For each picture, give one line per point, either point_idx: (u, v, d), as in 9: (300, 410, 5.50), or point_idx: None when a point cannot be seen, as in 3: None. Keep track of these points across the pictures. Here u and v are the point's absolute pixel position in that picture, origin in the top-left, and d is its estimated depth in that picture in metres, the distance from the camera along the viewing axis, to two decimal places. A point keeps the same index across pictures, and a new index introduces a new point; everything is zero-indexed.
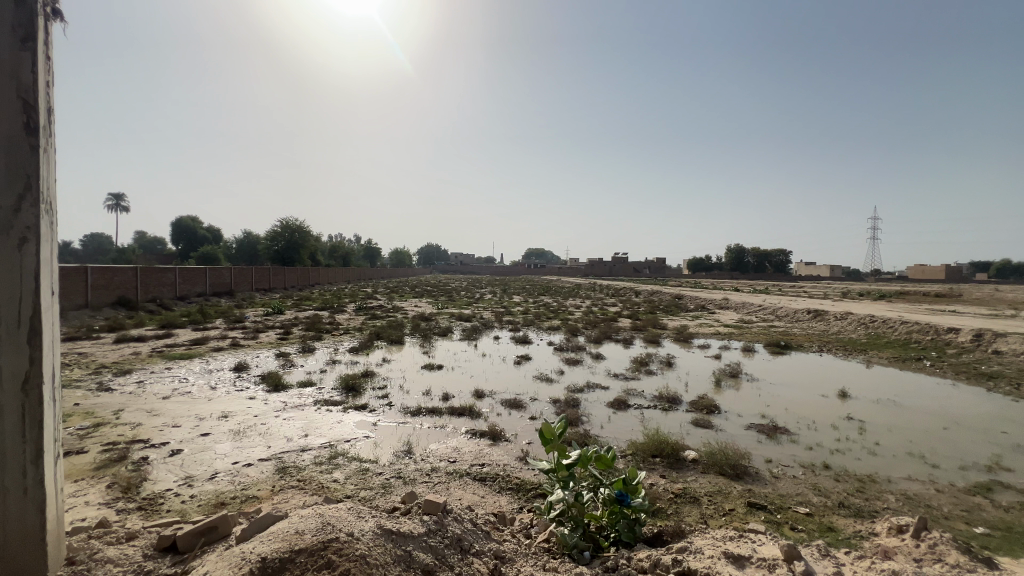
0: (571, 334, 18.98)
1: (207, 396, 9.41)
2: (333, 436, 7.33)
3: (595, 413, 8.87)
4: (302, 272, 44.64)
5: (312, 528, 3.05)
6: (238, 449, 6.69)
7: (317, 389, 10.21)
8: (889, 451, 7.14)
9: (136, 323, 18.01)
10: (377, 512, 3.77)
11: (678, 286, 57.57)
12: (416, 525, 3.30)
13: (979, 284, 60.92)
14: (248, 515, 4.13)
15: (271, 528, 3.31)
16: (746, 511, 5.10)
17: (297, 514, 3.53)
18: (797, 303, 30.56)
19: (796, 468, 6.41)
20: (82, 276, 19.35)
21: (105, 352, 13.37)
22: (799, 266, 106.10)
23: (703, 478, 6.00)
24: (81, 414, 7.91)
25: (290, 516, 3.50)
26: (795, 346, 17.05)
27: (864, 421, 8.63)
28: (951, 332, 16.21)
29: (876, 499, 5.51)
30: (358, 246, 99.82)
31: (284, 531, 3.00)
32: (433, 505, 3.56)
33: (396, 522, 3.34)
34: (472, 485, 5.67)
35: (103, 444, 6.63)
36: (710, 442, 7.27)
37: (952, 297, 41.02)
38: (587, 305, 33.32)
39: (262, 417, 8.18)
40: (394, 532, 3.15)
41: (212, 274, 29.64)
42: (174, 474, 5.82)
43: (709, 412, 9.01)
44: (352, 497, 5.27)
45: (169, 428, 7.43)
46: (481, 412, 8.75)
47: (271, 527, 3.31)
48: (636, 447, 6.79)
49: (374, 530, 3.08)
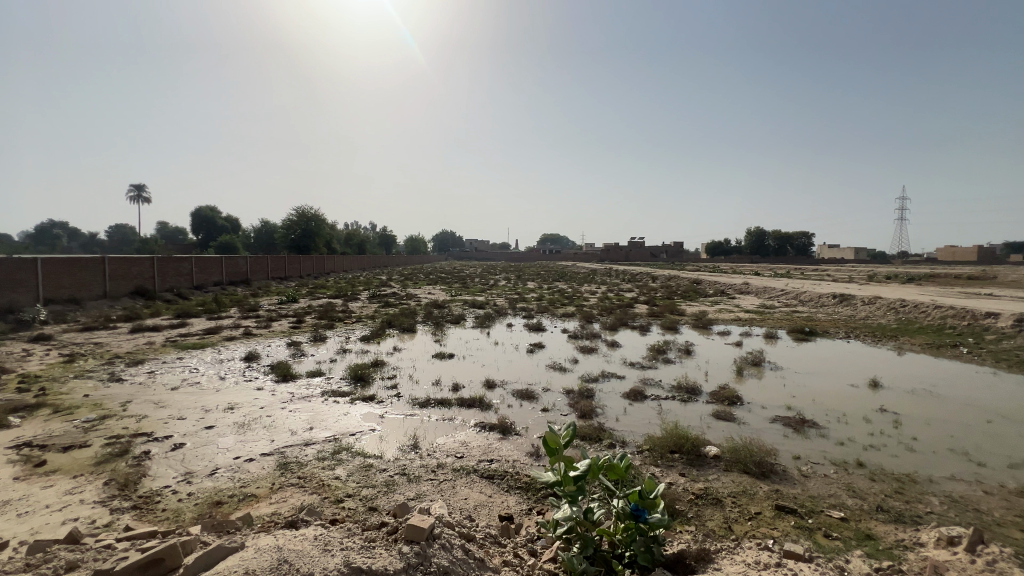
0: (586, 321, 18.56)
1: (216, 387, 9.33)
2: (338, 429, 7.12)
3: (610, 405, 8.50)
4: (317, 260, 44.96)
5: (264, 567, 2.92)
6: (240, 443, 6.52)
7: (325, 379, 10.03)
8: (929, 448, 6.62)
9: (153, 312, 18.20)
10: (357, 538, 3.53)
11: (694, 270, 56.45)
12: (391, 560, 3.06)
13: (1015, 266, 58.31)
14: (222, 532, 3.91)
15: (223, 561, 3.20)
16: (774, 515, 4.71)
17: (258, 548, 3.27)
18: (820, 287, 29.67)
19: (827, 466, 5.96)
20: (100, 267, 19.57)
21: (120, 342, 13.46)
22: (822, 249, 103.07)
23: (726, 477, 5.60)
24: (89, 406, 7.88)
25: (247, 547, 3.34)
26: (820, 332, 16.37)
27: (900, 414, 8.07)
28: (990, 317, 15.28)
29: (917, 503, 5.06)
30: (373, 234, 100.40)
31: (234, 571, 2.87)
32: (416, 533, 3.29)
33: (368, 555, 3.11)
34: (479, 484, 5.39)
35: (107, 437, 6.53)
36: (733, 436, 6.84)
37: (988, 279, 39.21)
38: (602, 290, 32.64)
39: (268, 409, 8.03)
40: (362, 570, 2.96)
41: (228, 263, 29.84)
42: (175, 470, 5.66)
43: (730, 404, 8.56)
44: (352, 496, 5.02)
45: (174, 420, 7.32)
46: (491, 403, 8.47)
47: (223, 560, 3.20)
48: (653, 441, 6.42)
49: (339, 570, 2.92)
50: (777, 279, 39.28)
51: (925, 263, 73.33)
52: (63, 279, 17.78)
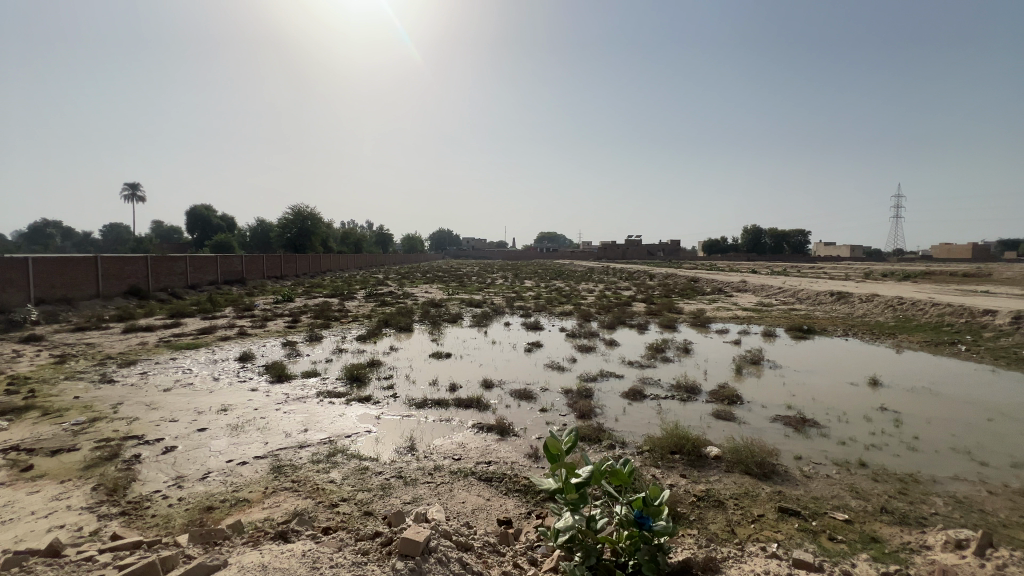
0: (584, 320, 18.48)
1: (209, 388, 9.20)
2: (334, 431, 7.01)
3: (609, 404, 8.41)
4: (313, 259, 44.74)
5: None
6: (233, 445, 6.40)
7: (321, 379, 9.91)
8: (931, 447, 6.56)
9: (147, 312, 18.01)
10: (351, 552, 3.41)
11: (691, 268, 56.49)
12: None
13: (1009, 263, 58.59)
14: (210, 541, 3.77)
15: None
16: (777, 518, 4.63)
17: (244, 566, 3.15)
18: (818, 284, 29.68)
19: (829, 466, 5.89)
20: (93, 266, 19.35)
21: (112, 342, 13.28)
22: (818, 247, 103.39)
23: (728, 478, 5.53)
24: (79, 408, 7.73)
25: (235, 563, 3.21)
26: (818, 330, 16.35)
27: (901, 412, 8.02)
28: (988, 314, 15.28)
29: (921, 504, 4.99)
30: (370, 232, 100.25)
31: None
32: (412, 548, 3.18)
33: None
34: (477, 487, 5.30)
35: (97, 440, 6.39)
36: (734, 437, 6.76)
37: (983, 277, 39.39)
38: (600, 289, 32.56)
39: (262, 410, 7.90)
40: None
41: (223, 262, 29.59)
42: (165, 474, 5.53)
43: (730, 403, 8.49)
44: (347, 500, 4.91)
45: (166, 422, 7.19)
46: (489, 404, 8.37)
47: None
48: (653, 442, 6.34)
49: None
50: (775, 276, 39.28)
51: (921, 261, 73.67)
52: (54, 279, 17.55)
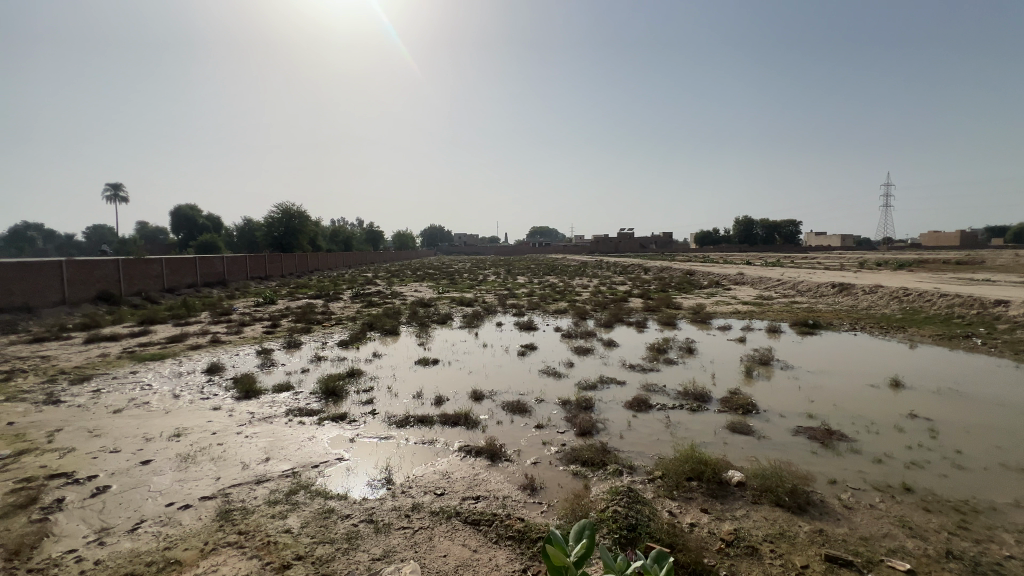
0: (579, 318, 17.63)
1: (167, 408, 8.23)
2: (300, 460, 6.10)
3: (611, 418, 7.57)
4: (300, 258, 43.59)
5: None
6: (178, 483, 5.47)
7: (293, 394, 8.96)
8: (978, 463, 5.80)
9: (116, 319, 16.85)
10: None
11: (683, 261, 56.08)
12: None
13: (996, 250, 58.84)
14: None
15: None
16: (825, 571, 3.80)
17: None
18: (818, 275, 28.99)
19: (869, 492, 5.11)
20: (56, 271, 18.14)
21: (70, 355, 12.21)
22: (810, 237, 103.48)
23: (757, 513, 4.69)
24: (9, 438, 6.75)
25: None
26: (825, 325, 15.64)
27: (934, 419, 7.27)
28: (1001, 305, 14.62)
29: (990, 544, 4.19)
30: (361, 229, 99.12)
31: None
32: None
33: None
34: (462, 534, 4.43)
35: (17, 480, 5.45)
36: (758, 458, 5.93)
37: (976, 263, 39.31)
38: (594, 285, 31.38)
39: (221, 434, 6.98)
40: None
41: (204, 263, 28.42)
42: (87, 525, 4.60)
43: (744, 412, 7.70)
44: (302, 559, 4.03)
45: (105, 454, 6.24)
46: (478, 420, 7.50)
47: None
48: (667, 467, 5.50)
49: None
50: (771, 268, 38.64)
51: (911, 249, 73.93)
52: (14, 286, 16.33)
